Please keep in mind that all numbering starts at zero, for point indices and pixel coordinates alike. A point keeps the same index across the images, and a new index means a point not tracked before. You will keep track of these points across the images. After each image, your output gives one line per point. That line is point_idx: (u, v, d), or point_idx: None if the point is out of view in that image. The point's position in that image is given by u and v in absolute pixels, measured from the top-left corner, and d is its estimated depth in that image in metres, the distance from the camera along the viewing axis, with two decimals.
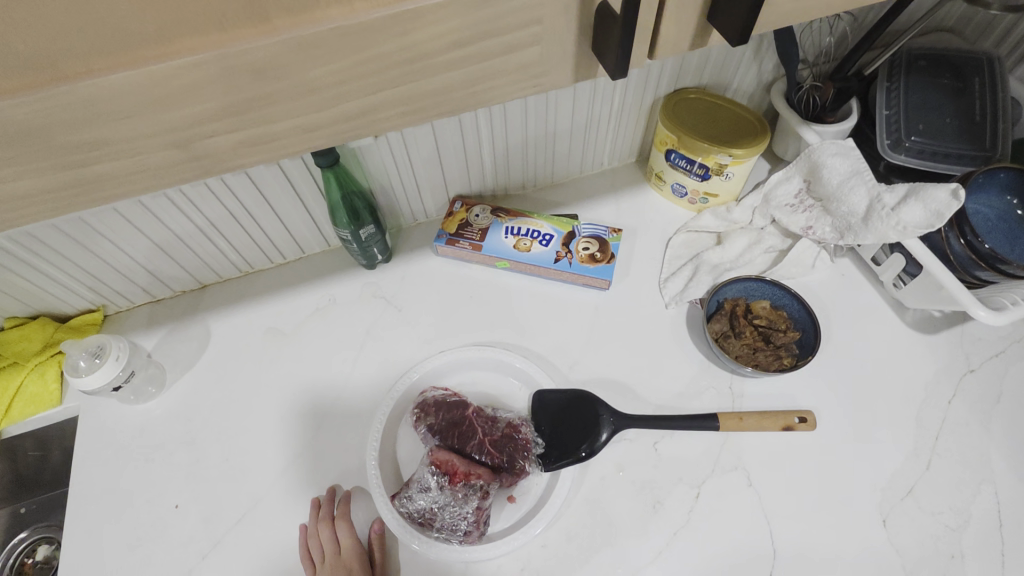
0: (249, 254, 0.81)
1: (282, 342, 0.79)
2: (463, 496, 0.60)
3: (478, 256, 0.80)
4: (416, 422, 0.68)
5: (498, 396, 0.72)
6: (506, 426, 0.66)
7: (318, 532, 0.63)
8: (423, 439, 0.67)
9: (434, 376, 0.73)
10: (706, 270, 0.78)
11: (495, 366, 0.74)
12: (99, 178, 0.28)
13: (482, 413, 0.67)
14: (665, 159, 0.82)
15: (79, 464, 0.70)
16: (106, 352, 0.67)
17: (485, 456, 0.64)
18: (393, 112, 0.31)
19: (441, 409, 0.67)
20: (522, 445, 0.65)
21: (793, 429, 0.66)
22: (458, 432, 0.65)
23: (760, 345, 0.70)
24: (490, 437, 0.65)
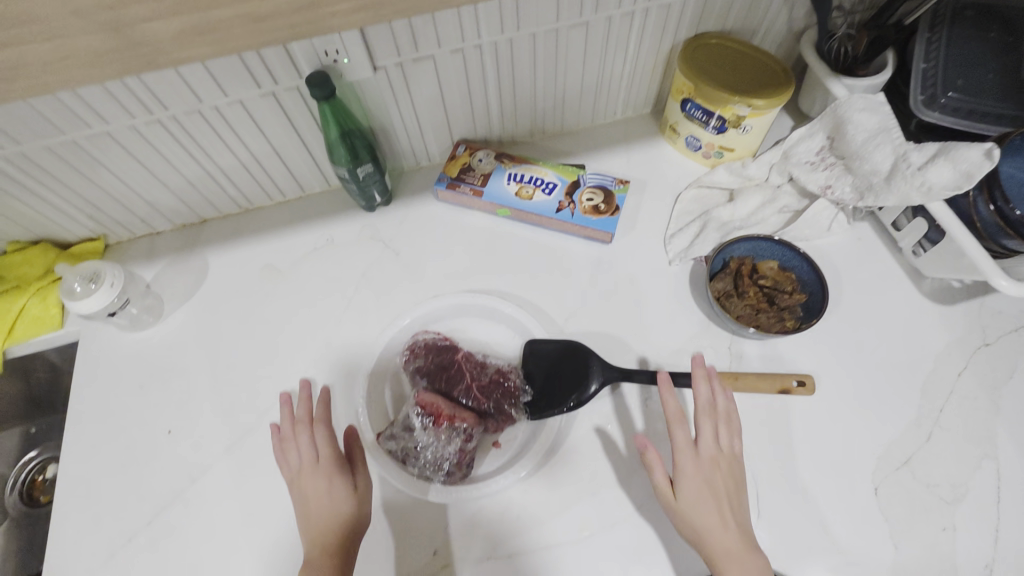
0: (248, 190, 0.80)
1: (278, 280, 0.78)
2: (446, 437, 0.60)
3: (479, 202, 0.78)
4: (405, 363, 0.68)
5: (491, 344, 0.71)
6: (495, 372, 0.66)
7: (295, 437, 0.61)
8: (411, 380, 0.67)
9: (427, 320, 0.73)
10: (714, 227, 0.75)
11: (489, 314, 0.72)
12: (33, 61, 0.26)
13: (472, 359, 0.67)
14: (680, 109, 0.78)
15: (78, 386, 0.72)
16: (100, 278, 0.67)
17: (471, 401, 0.64)
18: (351, 6, 0.28)
19: (431, 351, 0.67)
20: (509, 391, 0.65)
21: (790, 392, 0.63)
22: (446, 375, 0.65)
23: (763, 306, 0.67)
24: (478, 382, 0.65)
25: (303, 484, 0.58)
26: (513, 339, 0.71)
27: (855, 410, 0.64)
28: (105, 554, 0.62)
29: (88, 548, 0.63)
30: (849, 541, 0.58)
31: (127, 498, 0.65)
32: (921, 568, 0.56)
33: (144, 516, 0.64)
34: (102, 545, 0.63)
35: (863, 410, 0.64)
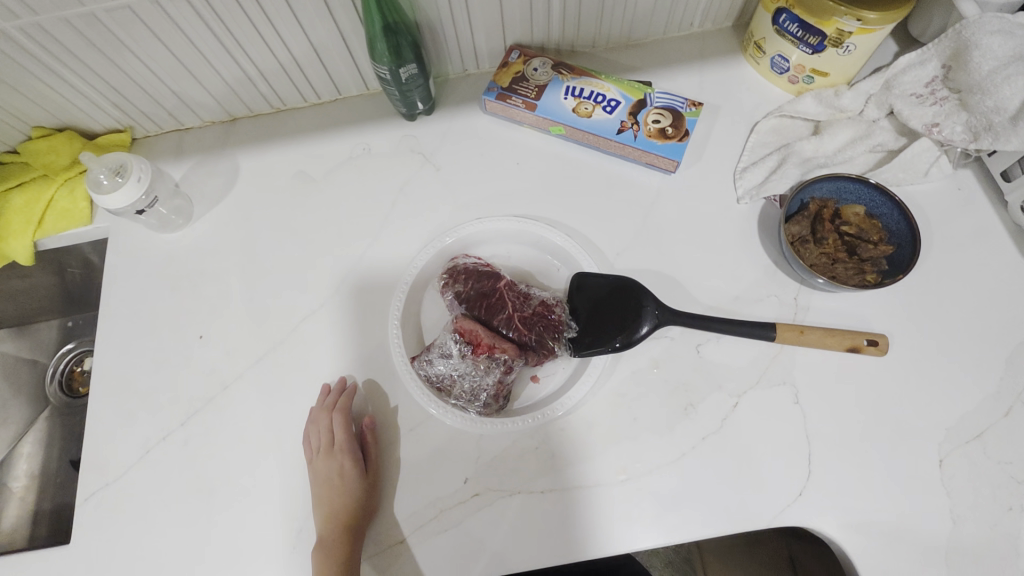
0: (280, 88, 0.74)
1: (312, 189, 0.74)
2: (484, 368, 0.59)
3: (531, 117, 0.70)
4: (444, 288, 0.63)
5: (535, 274, 0.67)
6: (538, 304, 0.62)
7: (315, 419, 0.61)
8: (449, 305, 0.63)
9: (469, 243, 0.68)
10: (794, 162, 0.67)
11: (534, 242, 0.68)
12: None
13: (515, 288, 0.63)
14: (771, 22, 0.67)
15: (108, 284, 0.70)
16: (127, 171, 0.63)
17: (512, 332, 0.60)
18: None
19: (471, 278, 0.63)
20: (553, 326, 0.60)
21: (859, 351, 0.59)
22: (486, 303, 0.61)
23: (840, 257, 0.61)
24: (520, 313, 0.61)
25: (319, 469, 0.59)
26: (559, 272, 0.67)
27: (927, 377, 0.59)
28: (139, 451, 0.63)
29: (123, 444, 0.63)
30: (902, 511, 0.55)
31: (160, 399, 0.65)
32: (980, 546, 0.53)
33: (177, 418, 0.64)
34: (136, 442, 0.63)
35: (936, 377, 0.59)
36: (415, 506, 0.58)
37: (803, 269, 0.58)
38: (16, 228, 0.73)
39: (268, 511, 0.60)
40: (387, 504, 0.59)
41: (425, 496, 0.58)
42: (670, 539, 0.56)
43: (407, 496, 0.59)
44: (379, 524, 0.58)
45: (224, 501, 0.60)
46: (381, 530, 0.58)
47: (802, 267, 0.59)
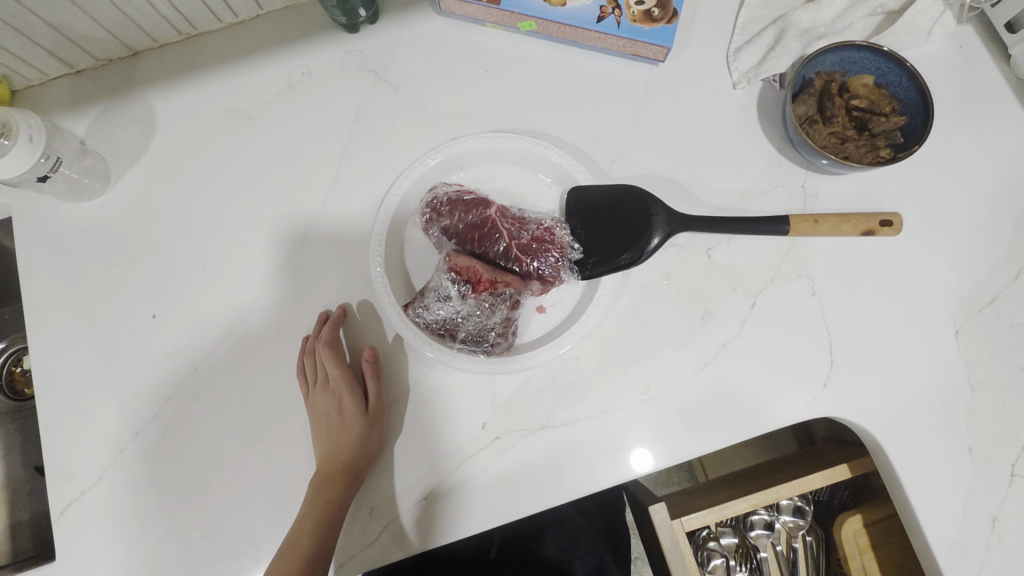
0: (184, 7, 0.60)
1: (250, 129, 0.63)
2: (489, 306, 0.55)
3: (494, 13, 0.60)
4: (427, 225, 0.58)
5: (526, 197, 0.61)
6: (536, 229, 0.57)
7: (309, 353, 0.56)
8: (437, 243, 0.58)
9: (447, 170, 0.60)
10: (794, 36, 0.60)
11: (520, 160, 0.60)
12: None
13: (507, 214, 0.58)
14: None
15: (24, 270, 0.59)
16: (11, 130, 0.51)
17: (512, 263, 0.57)
18: None
19: (457, 208, 0.57)
20: (557, 250, 0.56)
21: (874, 233, 0.56)
22: (479, 235, 0.57)
23: (850, 135, 0.57)
24: (518, 241, 0.57)
25: (317, 404, 0.55)
26: (550, 187, 0.61)
27: (939, 250, 0.57)
28: (112, 452, 0.56)
29: (92, 448, 0.56)
30: (922, 387, 0.55)
31: (121, 392, 0.57)
32: (993, 406, 0.54)
33: (147, 410, 0.56)
34: (105, 443, 0.56)
35: (948, 250, 0.57)
36: (433, 461, 0.54)
37: (813, 149, 0.54)
38: None
39: (275, 491, 0.55)
40: (402, 462, 0.55)
41: (443, 449, 0.55)
42: (700, 449, 0.55)
43: (423, 451, 0.55)
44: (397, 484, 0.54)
45: (222, 489, 0.55)
46: (401, 490, 0.54)
47: (814, 149, 0.54)
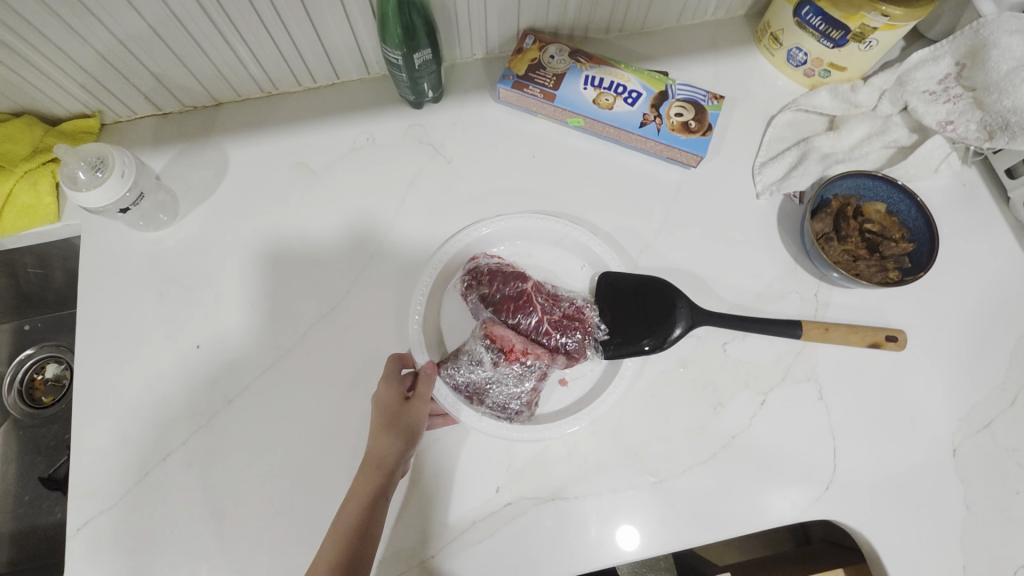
0: (273, 70, 0.68)
1: (312, 183, 0.68)
2: (518, 375, 0.58)
3: (548, 107, 0.67)
4: (466, 291, 0.62)
5: (558, 274, 0.65)
6: (569, 306, 0.61)
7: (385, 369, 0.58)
8: (473, 309, 0.62)
9: (490, 241, 0.65)
10: (815, 158, 0.66)
11: (555, 240, 0.65)
12: None
13: (542, 290, 0.62)
14: (793, 13, 0.66)
15: (85, 289, 0.63)
16: (108, 166, 0.56)
17: (542, 335, 0.60)
18: None
19: (496, 279, 0.61)
20: (584, 328, 0.60)
21: (879, 347, 0.60)
22: (514, 306, 0.60)
23: (862, 254, 0.62)
24: (550, 316, 0.61)
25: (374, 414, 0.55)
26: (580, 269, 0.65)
27: (940, 369, 0.61)
28: (137, 474, 0.57)
29: (118, 468, 0.57)
30: (921, 501, 0.57)
31: (156, 415, 0.59)
32: (987, 528, 0.56)
33: (177, 436, 0.59)
34: (131, 464, 0.58)
35: (949, 370, 0.61)
36: (446, 519, 0.56)
37: (829, 265, 0.59)
38: None
39: (288, 531, 0.56)
40: (412, 519, 0.56)
41: (456, 508, 0.56)
42: (704, 537, 0.56)
43: (435, 509, 0.56)
44: (404, 541, 0.55)
45: (238, 524, 0.56)
46: (410, 546, 0.55)
47: (829, 264, 0.59)
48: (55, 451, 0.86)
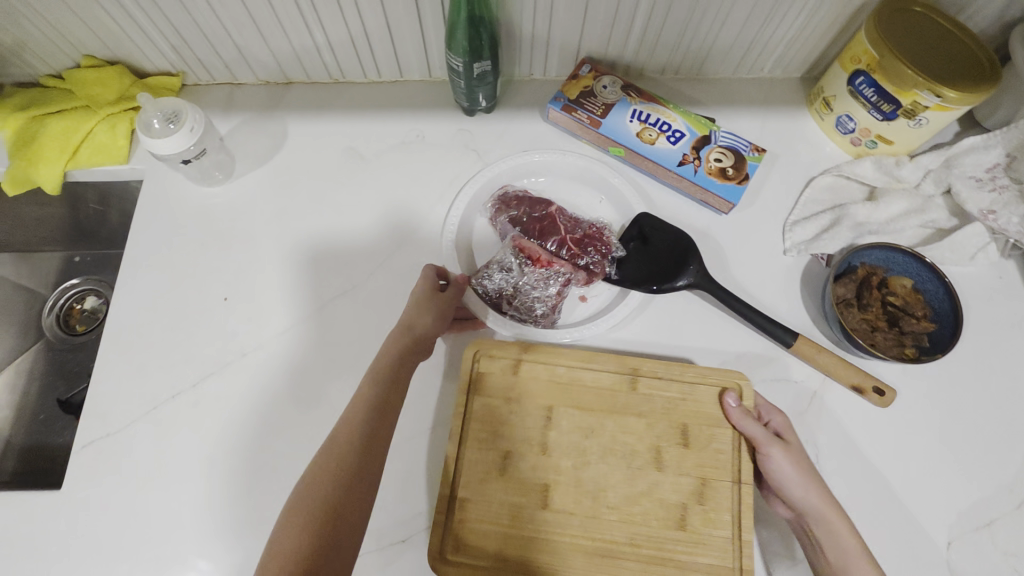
0: (344, 60, 0.73)
1: (359, 167, 0.72)
2: (544, 280, 0.66)
3: (593, 133, 0.70)
4: (496, 214, 0.70)
5: (583, 208, 0.72)
6: (589, 228, 0.69)
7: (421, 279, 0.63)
8: (502, 230, 0.70)
9: (521, 175, 0.73)
10: (848, 225, 0.67)
11: (586, 179, 0.73)
12: None
13: (566, 214, 0.70)
14: (847, 82, 0.67)
15: (137, 229, 0.68)
16: (180, 120, 0.61)
17: (566, 251, 0.68)
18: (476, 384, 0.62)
19: (524, 203, 0.70)
20: (603, 246, 0.67)
21: (861, 393, 0.59)
22: (540, 226, 0.69)
23: (880, 326, 0.61)
24: (572, 236, 0.68)
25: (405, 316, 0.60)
26: (606, 210, 0.72)
27: (945, 456, 0.59)
28: (146, 407, 0.61)
29: (129, 397, 0.61)
30: None
31: (174, 355, 0.63)
32: None
33: (188, 379, 0.62)
34: (142, 397, 0.61)
35: (955, 460, 0.59)
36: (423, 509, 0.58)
37: (845, 330, 0.59)
38: (48, 154, 0.70)
39: (270, 489, 0.58)
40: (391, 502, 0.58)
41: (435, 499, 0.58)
42: None
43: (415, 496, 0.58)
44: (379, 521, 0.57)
45: (227, 473, 0.59)
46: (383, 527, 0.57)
47: (846, 330, 0.59)
48: (75, 377, 0.90)
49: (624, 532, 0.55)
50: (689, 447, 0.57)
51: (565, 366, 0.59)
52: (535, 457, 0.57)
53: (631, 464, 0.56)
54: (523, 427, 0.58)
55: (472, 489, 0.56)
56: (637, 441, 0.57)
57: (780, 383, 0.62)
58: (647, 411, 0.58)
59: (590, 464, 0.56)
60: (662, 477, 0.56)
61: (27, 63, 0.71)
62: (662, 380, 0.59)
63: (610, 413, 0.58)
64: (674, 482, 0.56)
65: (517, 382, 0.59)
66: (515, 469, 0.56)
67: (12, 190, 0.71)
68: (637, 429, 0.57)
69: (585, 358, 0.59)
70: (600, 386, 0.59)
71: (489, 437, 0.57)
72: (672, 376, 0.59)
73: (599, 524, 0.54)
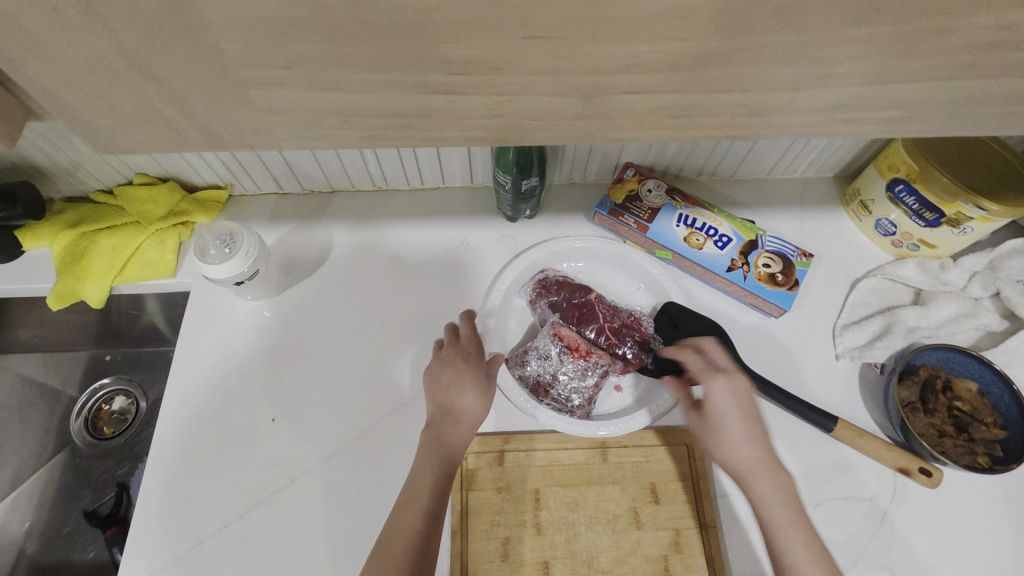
0: (389, 171, 0.74)
1: (403, 276, 0.73)
2: (585, 371, 0.63)
3: (640, 238, 0.71)
4: (535, 298, 0.69)
5: (616, 294, 0.72)
6: (627, 317, 0.67)
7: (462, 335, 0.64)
8: (541, 314, 0.68)
9: (554, 258, 0.73)
10: (900, 332, 0.66)
11: (616, 263, 0.73)
12: (450, 109, 0.28)
13: (604, 301, 0.68)
14: (886, 188, 0.69)
15: (184, 346, 0.67)
16: (236, 243, 0.62)
17: (604, 339, 0.65)
18: (496, 454, 0.61)
19: (564, 289, 0.68)
20: (642, 336, 0.65)
21: (908, 474, 0.60)
22: (579, 313, 0.67)
23: (949, 431, 0.60)
24: (610, 324, 0.66)
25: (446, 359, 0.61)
26: (646, 298, 0.72)
27: None
28: (192, 541, 0.59)
29: (177, 529, 0.59)
30: None
31: (221, 483, 0.61)
32: None
33: (237, 508, 0.60)
34: (188, 531, 0.59)
35: None
36: None
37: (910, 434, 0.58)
38: (96, 271, 0.70)
39: None
40: None
41: None
42: None
43: None
44: None
45: None
46: None
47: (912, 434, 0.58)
48: (102, 486, 0.87)
49: None
50: (660, 503, 0.59)
51: (543, 449, 0.61)
52: (531, 539, 0.58)
53: (614, 527, 0.58)
54: (515, 512, 0.59)
55: None
56: (616, 505, 0.59)
57: (848, 502, 0.60)
58: (620, 477, 0.60)
59: (581, 535, 0.58)
60: (643, 534, 0.58)
61: (79, 180, 0.72)
62: (629, 447, 0.62)
63: (589, 484, 0.60)
64: (653, 536, 0.58)
65: (505, 471, 0.60)
66: (515, 552, 0.57)
67: (55, 306, 0.70)
68: (613, 496, 0.60)
69: (562, 440, 0.62)
70: (576, 463, 0.61)
71: (484, 521, 0.58)
72: (637, 442, 0.62)
73: None
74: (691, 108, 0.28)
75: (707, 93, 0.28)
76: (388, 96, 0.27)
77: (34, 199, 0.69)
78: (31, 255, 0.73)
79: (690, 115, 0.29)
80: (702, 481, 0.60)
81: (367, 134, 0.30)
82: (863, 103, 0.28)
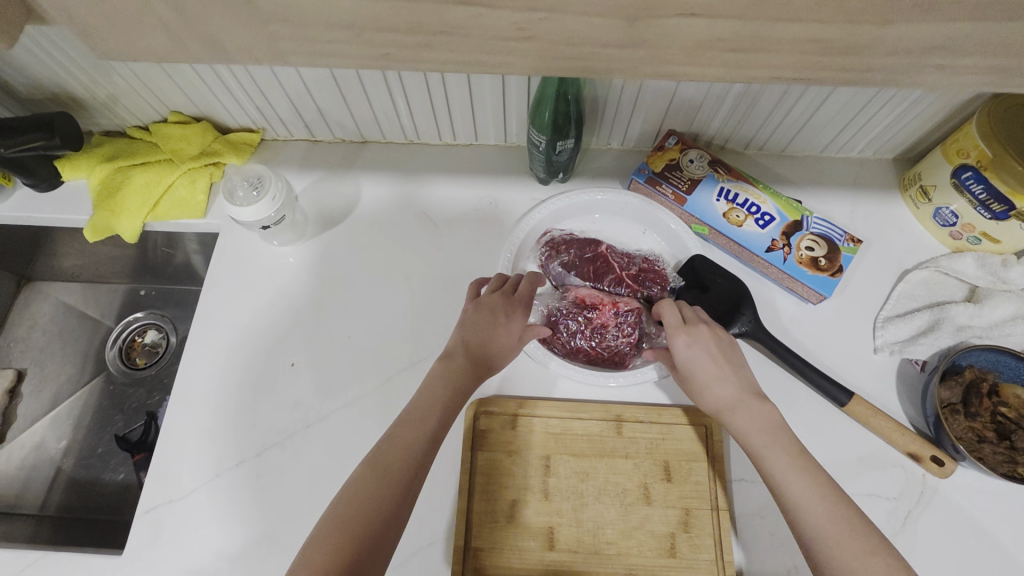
0: (421, 123, 0.72)
1: (428, 231, 0.72)
2: (614, 322, 0.64)
3: (676, 210, 0.68)
4: (546, 261, 0.68)
5: (625, 244, 0.70)
6: (642, 262, 0.68)
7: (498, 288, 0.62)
8: (555, 275, 0.68)
9: (556, 217, 0.71)
10: (949, 329, 0.62)
11: (621, 213, 0.71)
12: (476, 30, 0.25)
13: (616, 250, 0.69)
14: (951, 174, 0.63)
15: (212, 286, 0.69)
16: (264, 187, 0.62)
17: (624, 289, 0.66)
18: (510, 419, 0.61)
19: (573, 246, 0.68)
20: (659, 279, 0.66)
21: (918, 460, 0.57)
22: (593, 268, 0.68)
23: (989, 437, 0.56)
24: (627, 272, 0.67)
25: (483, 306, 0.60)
26: (656, 242, 0.70)
27: None
28: (211, 473, 0.61)
29: (195, 461, 0.61)
30: None
31: (238, 420, 0.63)
32: None
33: (253, 447, 0.61)
34: (206, 464, 0.61)
35: None
36: None
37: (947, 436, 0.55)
38: (129, 206, 0.71)
39: None
40: None
41: None
42: None
43: None
44: None
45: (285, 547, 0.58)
46: None
47: (947, 434, 0.55)
48: (133, 413, 0.91)
49: (620, 553, 0.56)
50: (673, 481, 0.58)
51: (558, 417, 0.61)
52: (537, 503, 0.58)
53: (623, 501, 0.58)
54: (524, 477, 0.59)
55: (485, 536, 0.56)
56: (626, 480, 0.58)
57: (871, 499, 0.58)
58: (633, 452, 0.59)
59: (588, 505, 0.57)
60: (652, 510, 0.57)
61: (117, 115, 0.72)
62: (646, 423, 0.60)
63: (601, 457, 0.59)
64: (662, 514, 0.57)
65: (516, 435, 0.60)
66: (522, 515, 0.57)
67: (91, 238, 0.71)
68: (625, 470, 0.59)
69: (578, 409, 0.61)
70: (590, 433, 0.60)
71: (492, 481, 0.58)
72: (654, 419, 0.61)
73: (600, 559, 0.55)
74: (752, 39, 0.25)
75: (770, 26, 0.24)
76: (406, 11, 0.25)
77: (72, 133, 0.69)
78: (70, 187, 0.75)
79: (749, 50, 0.26)
80: (719, 464, 0.58)
81: (382, 52, 0.27)
82: (958, 45, 0.25)
